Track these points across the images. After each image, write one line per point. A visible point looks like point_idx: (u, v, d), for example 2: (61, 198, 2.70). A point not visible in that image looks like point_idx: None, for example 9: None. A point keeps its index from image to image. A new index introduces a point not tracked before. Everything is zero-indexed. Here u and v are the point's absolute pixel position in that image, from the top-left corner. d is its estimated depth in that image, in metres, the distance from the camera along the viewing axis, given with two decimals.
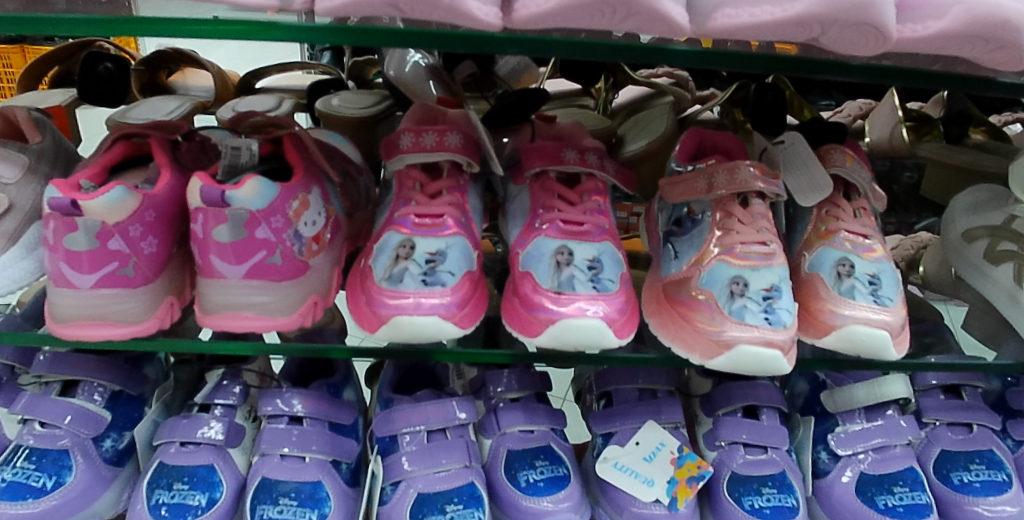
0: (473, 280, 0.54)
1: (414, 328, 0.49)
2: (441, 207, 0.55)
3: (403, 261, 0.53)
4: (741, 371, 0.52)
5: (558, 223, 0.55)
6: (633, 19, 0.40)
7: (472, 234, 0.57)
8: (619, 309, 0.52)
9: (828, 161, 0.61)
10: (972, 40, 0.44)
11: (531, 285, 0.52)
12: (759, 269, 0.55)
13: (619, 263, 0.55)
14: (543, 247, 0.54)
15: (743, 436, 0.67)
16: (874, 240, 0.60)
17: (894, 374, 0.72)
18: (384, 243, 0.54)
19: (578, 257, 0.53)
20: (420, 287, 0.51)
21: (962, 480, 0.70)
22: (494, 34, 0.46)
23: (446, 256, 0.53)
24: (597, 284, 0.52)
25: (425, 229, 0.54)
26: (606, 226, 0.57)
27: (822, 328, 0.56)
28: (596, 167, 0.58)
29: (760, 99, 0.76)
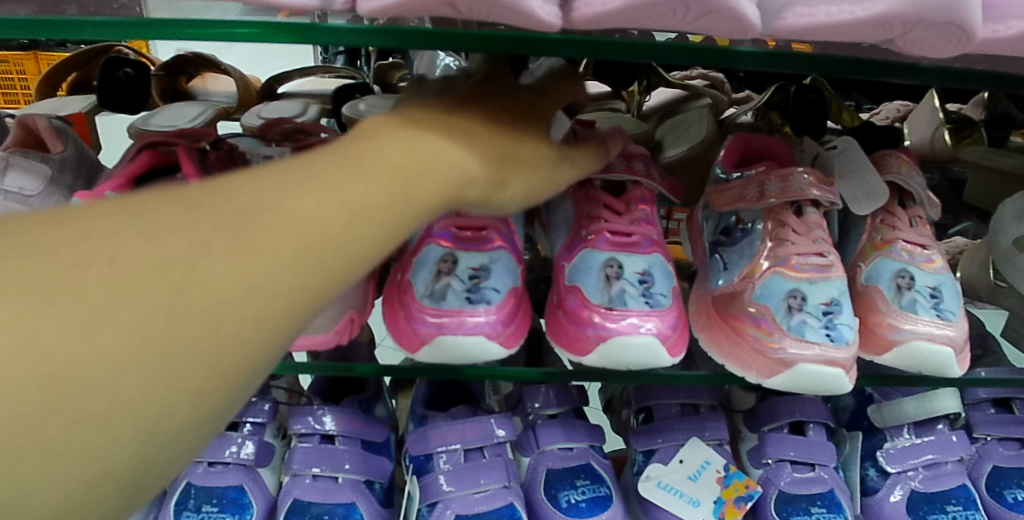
0: (518, 296, 0.52)
1: (458, 349, 0.47)
2: (483, 221, 0.54)
3: (445, 276, 0.50)
4: (800, 389, 0.49)
5: (606, 235, 0.53)
6: (706, 18, 0.38)
7: (515, 248, 0.55)
8: (672, 325, 0.49)
9: (883, 167, 0.59)
10: None
11: (579, 300, 0.50)
12: (817, 282, 0.53)
13: (669, 276, 0.52)
14: (591, 260, 0.52)
15: (791, 453, 0.64)
16: (932, 250, 0.58)
17: (944, 388, 0.70)
18: (424, 257, 0.52)
19: (627, 270, 0.51)
20: (464, 305, 0.49)
21: (1016, 498, 0.67)
22: (549, 36, 0.44)
23: (490, 272, 0.51)
24: (648, 299, 0.49)
25: (467, 242, 0.52)
26: (654, 236, 0.54)
27: (882, 344, 0.53)
28: (645, 175, 0.55)
29: (801, 102, 0.73)
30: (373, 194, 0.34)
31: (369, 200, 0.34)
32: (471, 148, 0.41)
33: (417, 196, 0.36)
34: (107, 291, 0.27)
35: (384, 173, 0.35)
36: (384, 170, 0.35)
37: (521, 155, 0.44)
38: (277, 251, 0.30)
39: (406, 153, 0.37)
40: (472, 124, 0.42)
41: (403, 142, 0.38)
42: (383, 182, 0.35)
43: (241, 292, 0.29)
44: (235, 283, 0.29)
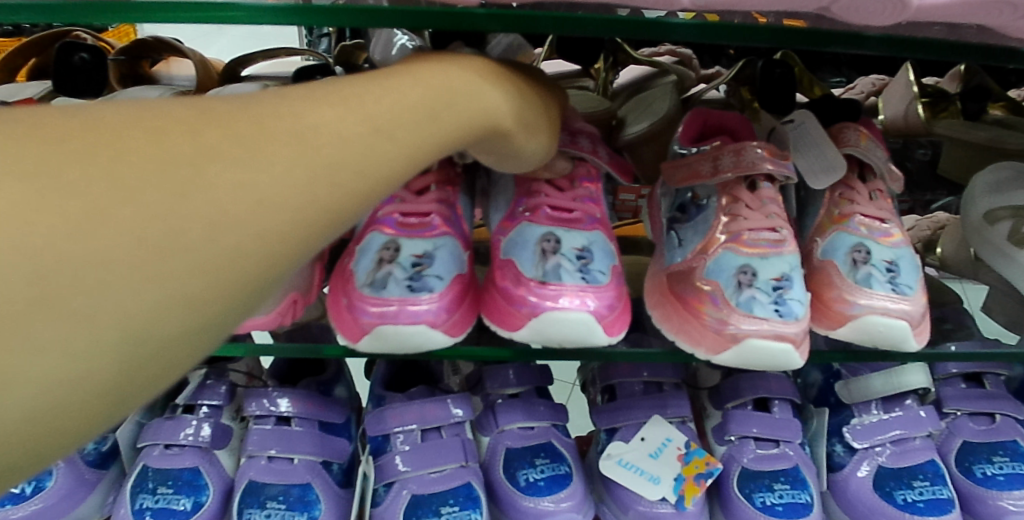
0: (464, 280, 0.51)
1: (401, 337, 0.46)
2: (429, 206, 0.54)
3: (387, 264, 0.50)
4: (749, 365, 0.49)
5: (546, 210, 0.53)
6: None
7: (461, 231, 0.55)
8: (610, 301, 0.48)
9: (841, 140, 0.58)
10: (1000, 6, 0.43)
11: (514, 275, 0.49)
12: (768, 257, 0.52)
13: (610, 255, 0.52)
14: (528, 234, 0.52)
15: (754, 429, 0.63)
16: (891, 224, 0.57)
17: (914, 364, 0.68)
18: (367, 244, 0.52)
19: (565, 246, 0.51)
20: (405, 293, 0.48)
21: (985, 474, 0.66)
22: (473, 10, 0.44)
23: (434, 259, 0.51)
24: (584, 274, 0.49)
25: (410, 229, 0.52)
26: (598, 216, 0.54)
27: (836, 319, 0.53)
28: (589, 151, 0.54)
29: (768, 77, 0.72)
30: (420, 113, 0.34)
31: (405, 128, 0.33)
32: (510, 92, 0.41)
33: (464, 118, 0.37)
34: (104, 185, 0.24)
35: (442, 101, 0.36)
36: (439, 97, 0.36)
37: (540, 118, 0.43)
38: (280, 178, 0.28)
39: (461, 86, 0.37)
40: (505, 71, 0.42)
41: (449, 72, 0.38)
42: (432, 104, 0.35)
43: (251, 204, 0.27)
44: (241, 189, 0.27)
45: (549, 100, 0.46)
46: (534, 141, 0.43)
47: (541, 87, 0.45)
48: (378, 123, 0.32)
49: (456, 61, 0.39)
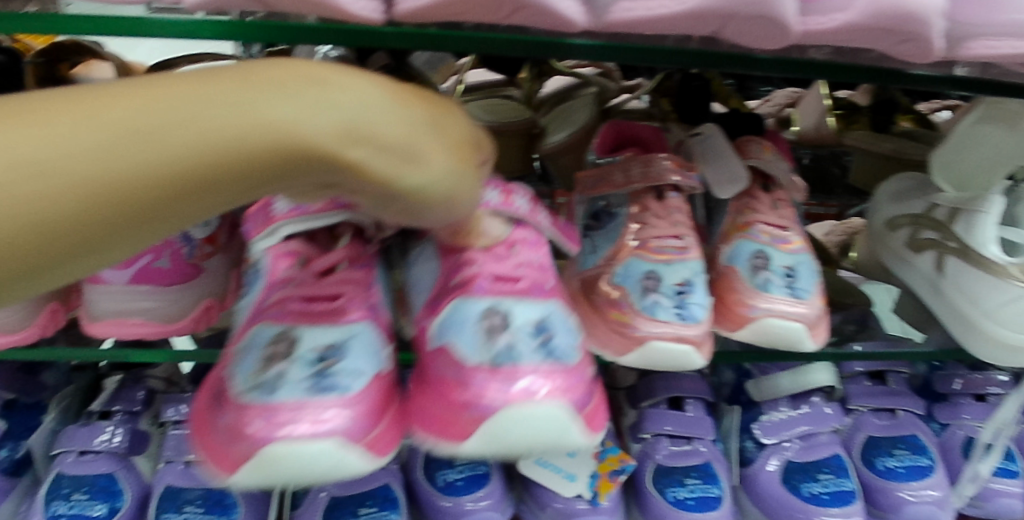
0: (382, 380, 0.45)
1: (297, 460, 0.39)
2: (332, 288, 0.47)
3: (281, 362, 0.43)
4: (650, 366, 0.52)
5: (488, 279, 0.48)
6: (524, 12, 0.43)
7: (377, 316, 0.49)
8: (572, 382, 0.44)
9: (746, 152, 0.61)
10: (880, 32, 0.47)
11: (457, 360, 0.45)
12: (673, 264, 0.55)
13: (569, 330, 0.48)
14: (470, 311, 0.47)
15: (667, 427, 0.66)
16: (792, 232, 0.60)
17: (819, 362, 0.71)
18: (254, 339, 0.45)
19: (517, 322, 0.46)
20: (307, 397, 0.41)
21: (887, 466, 0.68)
22: (381, 29, 0.45)
23: (343, 353, 0.44)
24: (545, 355, 0.45)
25: (313, 318, 0.46)
26: (548, 286, 0.50)
27: (737, 321, 0.55)
28: (526, 211, 0.52)
29: (686, 89, 0.75)
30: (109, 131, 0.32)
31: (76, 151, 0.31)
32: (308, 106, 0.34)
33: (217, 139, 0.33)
34: None
35: (222, 122, 0.33)
36: (213, 102, 0.33)
37: (427, 143, 0.37)
38: None
39: (252, 104, 0.33)
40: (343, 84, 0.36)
41: (215, 83, 0.34)
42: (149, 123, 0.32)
43: None
44: None
45: (448, 122, 0.39)
46: (416, 174, 0.37)
47: (435, 106, 0.39)
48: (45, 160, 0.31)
49: (285, 66, 0.35)
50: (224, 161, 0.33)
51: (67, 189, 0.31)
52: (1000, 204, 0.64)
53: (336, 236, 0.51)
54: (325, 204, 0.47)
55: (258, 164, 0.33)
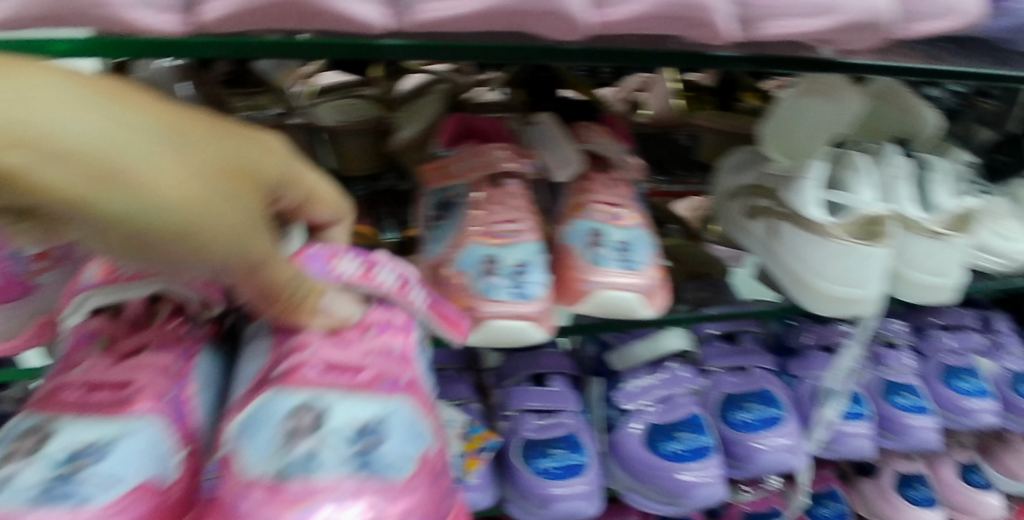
0: (153, 488, 0.43)
1: None
2: (122, 375, 0.48)
3: (27, 460, 0.42)
4: (493, 344, 0.55)
5: (318, 367, 0.46)
6: (326, 15, 0.46)
7: (178, 415, 0.48)
8: (380, 499, 0.40)
9: (581, 137, 0.65)
10: (672, 20, 0.52)
11: (244, 471, 0.42)
12: (509, 246, 0.58)
13: (407, 434, 0.44)
14: (278, 408, 0.44)
15: (532, 403, 0.69)
16: (626, 208, 0.64)
17: (672, 329, 0.74)
18: (20, 428, 0.45)
19: (332, 423, 0.43)
20: (36, 507, 0.40)
21: (741, 420, 0.72)
22: (185, 40, 0.48)
23: (103, 456, 0.43)
24: (356, 467, 0.41)
25: (92, 410, 0.45)
26: (401, 379, 0.47)
27: (575, 295, 0.59)
28: (393, 287, 0.51)
29: (535, 81, 0.75)
30: None
31: None
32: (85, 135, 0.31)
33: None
34: None
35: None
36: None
37: (172, 162, 0.33)
38: None
39: None
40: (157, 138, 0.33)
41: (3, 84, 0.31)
42: None
43: None
44: None
45: (214, 140, 0.36)
46: (157, 185, 0.32)
47: (204, 127, 0.36)
48: None
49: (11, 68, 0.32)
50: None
51: None
52: (816, 169, 0.70)
53: (157, 313, 0.53)
54: (128, 277, 0.49)
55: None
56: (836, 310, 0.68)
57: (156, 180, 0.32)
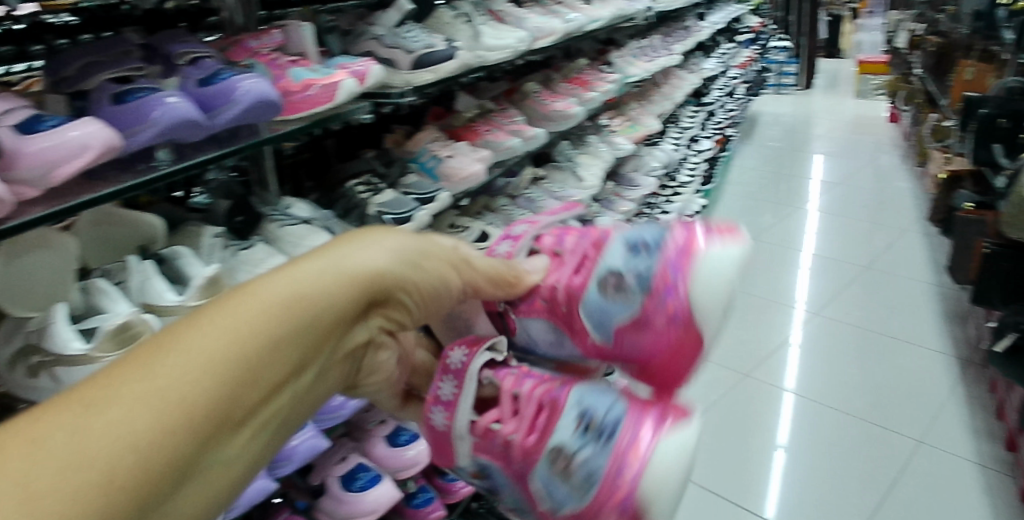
0: (637, 325, 0.60)
1: (661, 479, 0.53)
2: (533, 403, 0.60)
3: (569, 466, 0.57)
4: None
5: (572, 276, 0.64)
6: None
7: (556, 378, 0.63)
8: (688, 236, 0.62)
9: None
10: None
11: (629, 326, 0.61)
12: None
13: (654, 229, 0.65)
14: (595, 297, 0.62)
15: None
16: None
17: None
18: (540, 485, 0.59)
19: (619, 266, 0.63)
20: (608, 451, 0.55)
21: None
22: None
23: (591, 407, 0.58)
24: (637, 256, 0.62)
25: (544, 440, 0.59)
26: (592, 237, 0.66)
27: None
28: (531, 223, 0.71)
29: None
30: (281, 295, 0.38)
31: (270, 299, 0.37)
32: (393, 248, 0.44)
33: (297, 310, 0.38)
34: None
35: (264, 318, 0.37)
36: (154, 358, 0.34)
37: (419, 248, 0.46)
38: None
39: (310, 272, 0.39)
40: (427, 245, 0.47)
41: (291, 265, 0.40)
42: (298, 290, 0.39)
43: None
44: None
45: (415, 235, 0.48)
46: (421, 274, 0.46)
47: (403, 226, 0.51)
48: (166, 353, 0.34)
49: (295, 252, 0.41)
50: (180, 419, 0.33)
51: (176, 398, 0.33)
52: (59, 312, 0.73)
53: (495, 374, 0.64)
54: (450, 388, 0.61)
55: (264, 363, 0.37)
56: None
57: (421, 269, 0.46)
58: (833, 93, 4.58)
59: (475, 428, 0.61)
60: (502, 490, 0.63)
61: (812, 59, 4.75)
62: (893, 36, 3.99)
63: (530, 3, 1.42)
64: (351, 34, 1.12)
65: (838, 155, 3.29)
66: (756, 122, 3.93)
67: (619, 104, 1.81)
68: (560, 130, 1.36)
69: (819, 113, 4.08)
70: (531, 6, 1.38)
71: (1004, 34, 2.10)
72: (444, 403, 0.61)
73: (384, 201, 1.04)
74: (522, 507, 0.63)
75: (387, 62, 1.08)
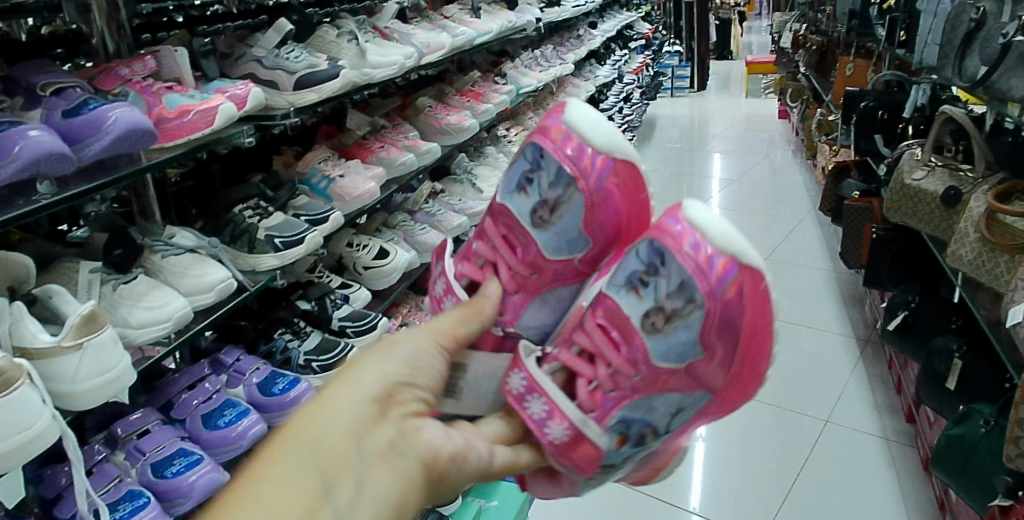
0: (608, 222, 0.64)
1: (712, 230, 0.57)
2: (593, 349, 0.62)
3: (660, 308, 0.59)
4: None
5: (523, 254, 0.66)
6: None
7: (584, 318, 0.63)
8: (548, 126, 0.66)
9: None
10: None
11: (602, 207, 0.64)
12: None
13: (516, 162, 0.67)
14: (544, 235, 0.65)
15: None
16: None
17: None
18: (682, 354, 0.58)
19: (529, 205, 0.66)
20: (665, 291, 0.58)
21: None
22: None
23: (632, 280, 0.60)
24: (532, 166, 0.65)
25: (620, 328, 0.60)
26: (494, 232, 0.68)
27: None
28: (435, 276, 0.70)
29: None
30: (298, 446, 0.47)
31: (290, 452, 0.47)
32: (377, 365, 0.53)
33: (313, 449, 0.47)
34: None
35: (308, 466, 0.47)
36: None
37: (400, 350, 0.55)
38: None
39: (317, 418, 0.49)
40: (409, 344, 0.56)
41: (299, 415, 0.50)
42: (309, 436, 0.48)
43: None
44: None
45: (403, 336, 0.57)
46: (413, 365, 0.55)
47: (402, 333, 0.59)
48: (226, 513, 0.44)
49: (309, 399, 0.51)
50: None
51: None
52: None
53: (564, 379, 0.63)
54: (522, 394, 0.60)
55: (305, 496, 0.46)
56: (18, 460, 0.70)
57: (409, 363, 0.55)
58: (728, 94, 4.80)
59: (585, 405, 0.60)
60: (650, 427, 0.61)
61: (704, 62, 4.97)
62: (779, 38, 4.22)
63: (418, 20, 1.44)
64: (230, 56, 1.11)
65: (734, 152, 3.45)
66: (655, 124, 4.07)
67: (515, 116, 1.85)
68: (455, 143, 1.40)
69: (715, 113, 4.26)
70: (419, 22, 1.41)
71: (875, 32, 2.21)
72: (545, 419, 0.59)
73: (274, 224, 1.04)
74: (688, 406, 0.60)
75: (269, 83, 1.07)
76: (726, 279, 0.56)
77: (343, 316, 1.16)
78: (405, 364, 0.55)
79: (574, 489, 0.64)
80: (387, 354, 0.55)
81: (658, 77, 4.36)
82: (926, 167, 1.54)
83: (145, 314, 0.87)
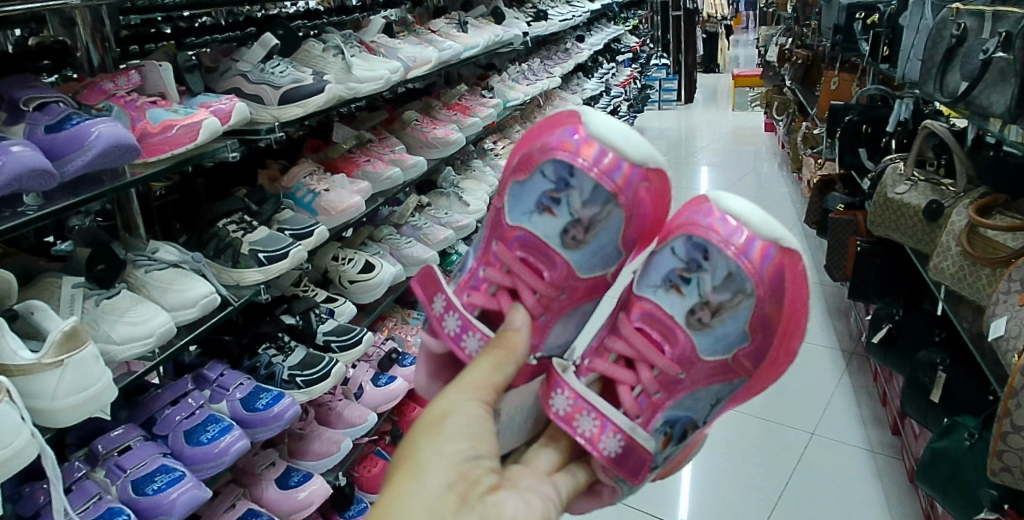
0: (639, 235, 0.72)
1: (743, 212, 0.69)
2: (640, 351, 0.70)
3: (704, 304, 0.69)
4: None
5: (549, 274, 0.72)
6: None
7: (631, 322, 0.71)
8: (565, 137, 0.71)
9: None
10: None
11: (637, 223, 0.71)
12: None
13: (534, 180, 0.72)
14: (579, 253, 0.72)
15: None
16: None
17: None
18: (724, 338, 0.69)
19: (560, 222, 0.72)
20: (710, 286, 0.68)
21: None
22: None
23: (681, 284, 0.69)
24: (559, 184, 0.71)
25: (671, 333, 0.70)
26: (510, 258, 0.73)
27: None
28: (438, 313, 0.69)
29: None
30: None
31: None
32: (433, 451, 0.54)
33: None
34: None
35: None
36: None
37: (449, 424, 0.56)
38: None
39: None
40: (457, 414, 0.56)
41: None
42: None
43: None
44: None
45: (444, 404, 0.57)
46: (467, 436, 0.55)
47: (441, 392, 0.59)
48: None
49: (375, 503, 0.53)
50: None
51: None
52: None
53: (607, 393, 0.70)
54: (568, 418, 0.63)
55: None
56: None
57: (464, 436, 0.55)
58: (715, 107, 4.85)
59: (630, 411, 0.67)
60: (691, 421, 0.70)
61: (692, 75, 5.03)
62: (766, 52, 4.28)
63: (404, 34, 1.45)
64: (215, 71, 1.11)
65: (721, 164, 3.49)
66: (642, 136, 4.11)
67: (501, 129, 1.87)
68: (441, 156, 1.41)
69: (702, 126, 4.31)
70: (406, 36, 1.42)
71: (858, 46, 2.25)
72: (597, 435, 0.62)
73: (258, 238, 1.04)
74: (722, 396, 0.71)
75: (256, 97, 1.07)
76: (767, 262, 0.66)
77: (328, 331, 1.16)
78: (458, 438, 0.55)
79: (613, 497, 0.66)
80: (437, 433, 0.55)
81: (645, 90, 4.40)
82: (909, 181, 1.55)
83: (126, 330, 0.86)
